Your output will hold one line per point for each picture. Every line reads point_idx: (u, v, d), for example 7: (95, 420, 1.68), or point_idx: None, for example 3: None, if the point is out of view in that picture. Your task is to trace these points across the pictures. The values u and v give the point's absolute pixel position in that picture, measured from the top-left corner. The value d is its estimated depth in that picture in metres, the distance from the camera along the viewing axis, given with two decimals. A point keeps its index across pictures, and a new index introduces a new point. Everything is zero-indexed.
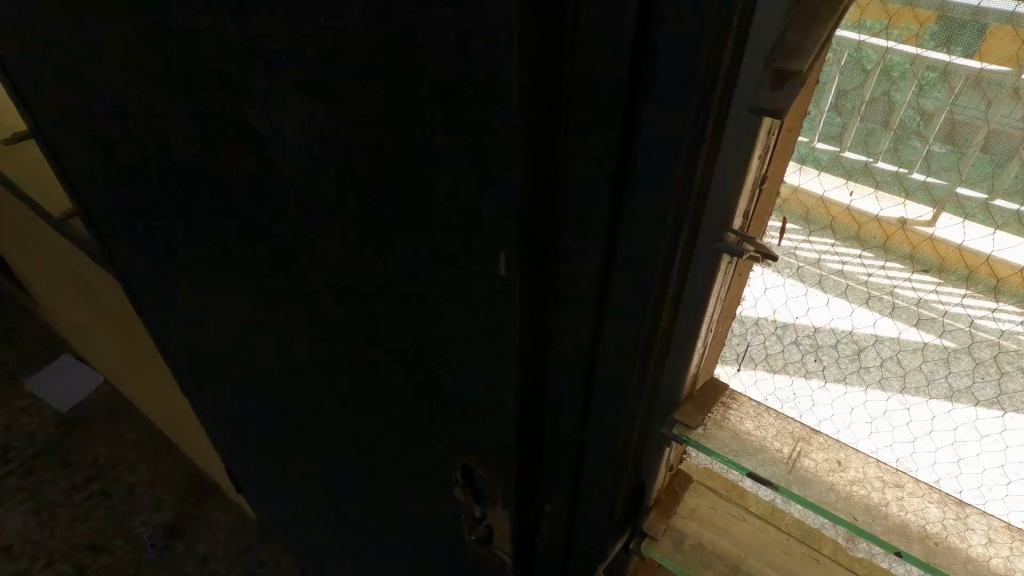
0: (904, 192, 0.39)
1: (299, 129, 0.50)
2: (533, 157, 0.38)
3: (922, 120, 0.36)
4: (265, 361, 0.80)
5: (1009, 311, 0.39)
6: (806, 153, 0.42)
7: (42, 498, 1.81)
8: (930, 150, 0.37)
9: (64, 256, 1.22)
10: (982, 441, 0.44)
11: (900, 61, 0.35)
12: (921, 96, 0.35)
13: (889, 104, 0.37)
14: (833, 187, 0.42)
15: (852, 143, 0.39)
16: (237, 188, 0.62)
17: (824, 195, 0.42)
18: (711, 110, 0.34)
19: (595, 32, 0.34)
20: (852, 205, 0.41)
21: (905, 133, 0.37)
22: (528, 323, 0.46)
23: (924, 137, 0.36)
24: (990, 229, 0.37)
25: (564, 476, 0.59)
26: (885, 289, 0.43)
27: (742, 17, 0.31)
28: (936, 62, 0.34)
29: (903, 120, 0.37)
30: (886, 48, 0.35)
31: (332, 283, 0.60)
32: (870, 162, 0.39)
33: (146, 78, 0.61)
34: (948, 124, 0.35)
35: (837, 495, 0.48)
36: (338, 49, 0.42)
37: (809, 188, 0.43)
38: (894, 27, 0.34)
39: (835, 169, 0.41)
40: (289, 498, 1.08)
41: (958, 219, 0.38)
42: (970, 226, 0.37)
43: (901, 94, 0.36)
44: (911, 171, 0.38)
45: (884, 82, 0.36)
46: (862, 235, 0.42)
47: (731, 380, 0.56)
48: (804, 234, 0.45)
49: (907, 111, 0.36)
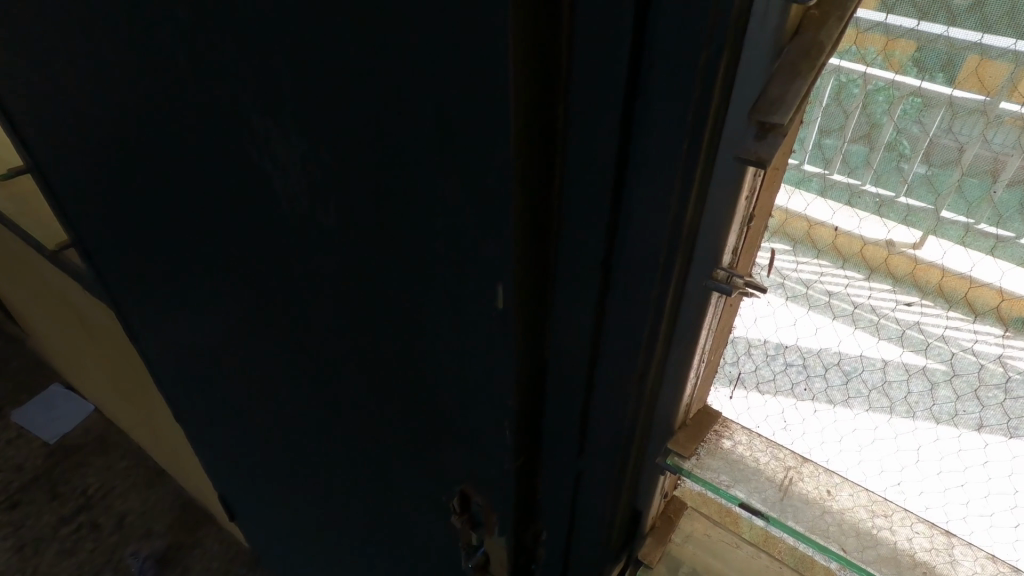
0: (891, 216, 0.40)
1: (299, 163, 0.51)
2: (530, 194, 0.40)
3: (908, 143, 0.37)
4: (261, 391, 0.80)
5: (990, 329, 0.40)
6: (797, 176, 0.42)
7: (26, 534, 1.76)
8: (917, 173, 0.38)
9: (57, 287, 1.21)
10: (966, 471, 0.46)
11: (882, 86, 0.36)
12: (904, 120, 0.36)
13: (872, 132, 0.38)
14: (822, 212, 0.43)
15: (840, 165, 0.40)
16: (236, 220, 0.63)
17: (824, 222, 0.43)
18: (700, 153, 0.36)
19: (589, 80, 0.36)
20: (846, 231, 0.42)
21: (892, 155, 0.38)
22: (526, 352, 0.47)
23: (910, 159, 0.37)
24: (977, 255, 0.38)
25: (561, 504, 0.59)
26: (878, 315, 0.44)
27: (726, 68, 0.33)
28: (917, 89, 0.35)
29: (890, 142, 0.38)
30: (867, 73, 0.36)
31: (330, 313, 0.61)
32: (860, 185, 0.40)
33: (146, 112, 0.62)
34: (933, 148, 0.36)
35: (828, 524, 0.49)
36: (337, 87, 0.43)
37: (797, 210, 0.44)
38: (879, 54, 0.35)
39: (828, 194, 0.42)
40: (285, 528, 1.07)
41: (948, 242, 0.39)
42: (953, 249, 0.39)
43: (885, 117, 0.37)
44: (897, 195, 0.39)
45: (868, 106, 0.37)
46: (853, 261, 0.43)
47: (723, 407, 0.57)
48: (791, 251, 0.46)
49: (892, 135, 0.37)
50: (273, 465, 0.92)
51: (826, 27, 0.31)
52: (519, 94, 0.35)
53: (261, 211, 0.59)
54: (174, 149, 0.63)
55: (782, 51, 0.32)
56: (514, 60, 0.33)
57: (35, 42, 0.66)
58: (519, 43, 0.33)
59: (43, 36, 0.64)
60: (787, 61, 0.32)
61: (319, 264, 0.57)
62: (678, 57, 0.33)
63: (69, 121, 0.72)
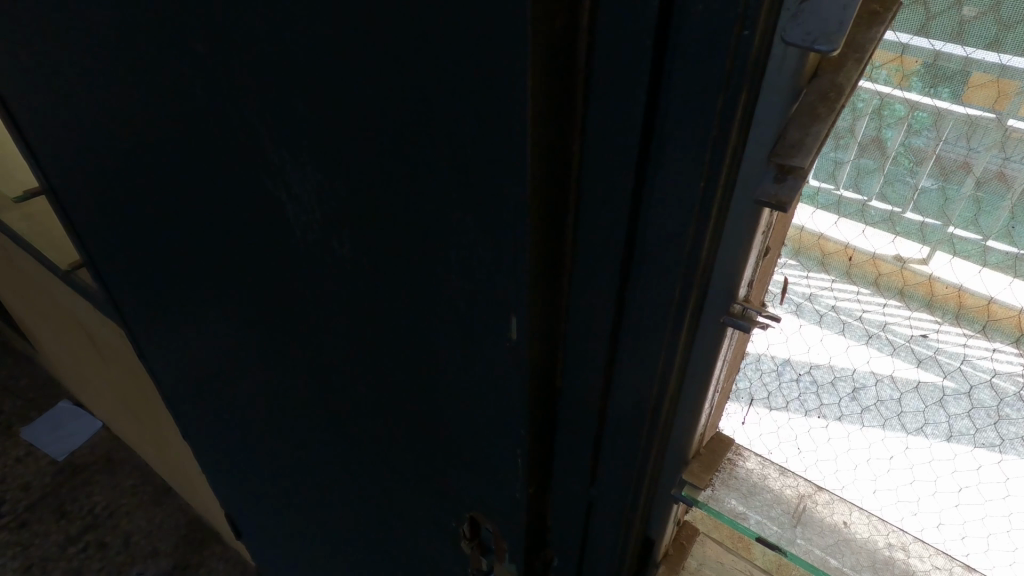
0: (922, 239, 0.39)
1: (315, 194, 0.51)
2: (545, 229, 0.40)
3: (914, 159, 0.36)
4: (271, 413, 0.80)
5: (1011, 354, 0.40)
6: (811, 193, 0.42)
7: (33, 553, 1.75)
8: (922, 187, 0.37)
9: (70, 307, 1.22)
10: (986, 505, 0.46)
11: (893, 104, 0.36)
12: (910, 136, 0.36)
13: (890, 151, 0.37)
14: (849, 232, 0.41)
15: (845, 181, 0.40)
16: (250, 246, 0.63)
17: (849, 243, 0.42)
18: (715, 195, 0.36)
19: (604, 116, 0.36)
20: (877, 253, 0.41)
21: (898, 172, 0.37)
22: (539, 382, 0.47)
23: (917, 176, 0.37)
24: (1008, 277, 0.37)
25: (573, 533, 0.58)
26: (901, 344, 0.44)
27: (744, 105, 0.32)
28: (927, 107, 0.35)
29: (897, 157, 0.37)
30: (880, 93, 0.36)
31: (342, 339, 0.61)
32: (866, 202, 0.39)
33: (164, 141, 0.63)
34: (958, 163, 0.35)
35: (844, 555, 0.49)
36: (353, 122, 0.43)
37: (813, 228, 0.43)
38: (886, 69, 0.35)
39: (848, 212, 0.41)
40: (293, 551, 1.06)
41: (975, 266, 0.38)
42: (988, 273, 0.38)
43: (892, 134, 0.36)
44: (904, 211, 0.38)
45: (875, 121, 0.37)
46: (881, 283, 0.42)
47: (735, 432, 0.56)
48: (804, 272, 0.46)
49: (898, 151, 0.37)
50: (283, 489, 0.92)
51: (845, 70, 0.30)
52: (536, 135, 0.35)
53: (275, 238, 0.59)
54: (191, 178, 0.64)
55: (799, 94, 0.31)
56: (531, 102, 0.34)
57: (56, 73, 0.67)
58: (536, 86, 0.33)
59: (63, 64, 0.65)
60: (804, 105, 0.31)
61: (332, 293, 0.58)
62: (695, 93, 0.33)
63: (88, 149, 0.73)
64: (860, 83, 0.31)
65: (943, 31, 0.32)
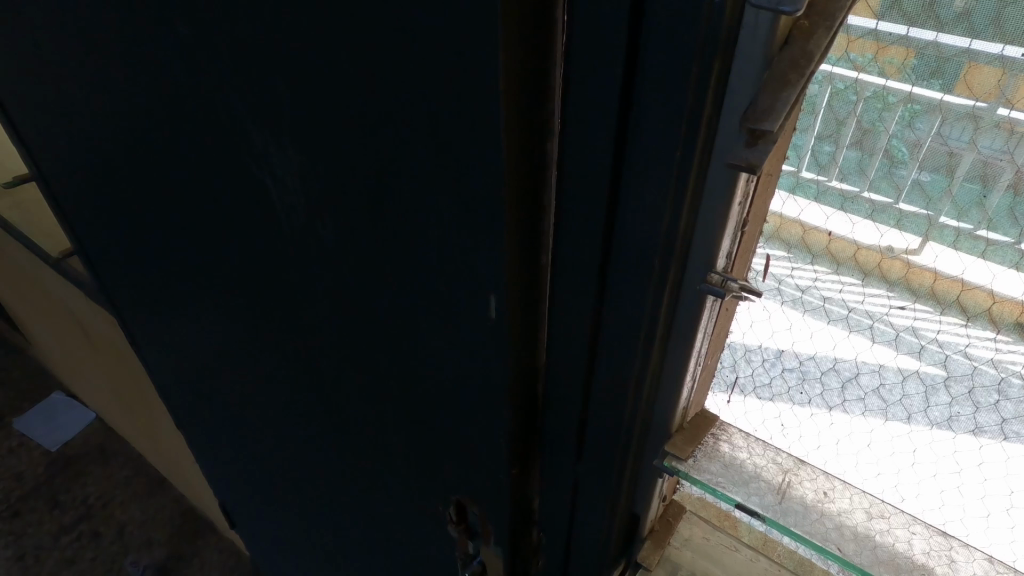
0: (897, 222, 0.39)
1: (296, 171, 0.51)
2: (523, 201, 0.40)
3: (907, 149, 0.37)
4: (259, 398, 0.80)
5: (984, 332, 0.40)
6: (794, 182, 0.43)
7: (25, 543, 1.75)
8: (918, 178, 0.37)
9: (61, 295, 1.21)
10: (961, 472, 0.46)
11: (884, 94, 0.36)
12: (907, 127, 0.36)
13: (880, 145, 0.38)
14: (817, 217, 0.43)
15: (841, 172, 0.40)
16: (233, 227, 0.63)
17: (828, 225, 0.42)
18: (693, 165, 0.36)
19: (583, 92, 0.36)
20: (855, 235, 0.42)
21: (892, 162, 0.38)
22: (522, 357, 0.48)
23: (911, 165, 0.37)
24: (976, 257, 0.38)
25: (559, 510, 0.59)
26: (879, 316, 0.44)
27: (717, 79, 0.33)
28: (898, 91, 0.35)
29: (891, 149, 0.37)
30: (856, 78, 0.36)
31: (327, 320, 0.61)
32: (859, 192, 0.40)
33: (146, 122, 0.62)
34: (942, 153, 0.36)
35: (827, 526, 0.49)
36: (331, 95, 0.43)
37: (791, 213, 0.44)
38: (877, 60, 0.35)
39: (829, 198, 0.41)
40: (282, 536, 1.06)
41: (944, 247, 0.39)
42: (964, 256, 0.38)
43: (885, 123, 0.37)
44: (897, 202, 0.39)
45: (871, 110, 0.37)
46: (861, 258, 0.42)
47: (721, 410, 0.57)
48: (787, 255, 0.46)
49: (894, 141, 0.37)
50: (272, 474, 0.92)
51: (815, 39, 0.30)
52: (509, 103, 0.35)
53: (258, 219, 0.59)
54: (174, 160, 0.63)
55: (772, 62, 0.31)
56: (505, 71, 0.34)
57: (39, 55, 0.67)
58: (510, 57, 0.34)
59: (46, 46, 0.65)
60: (776, 72, 0.31)
61: (317, 272, 0.57)
62: (670, 65, 0.33)
63: (72, 132, 0.73)
64: (831, 51, 0.31)
65: (917, 5, 0.33)
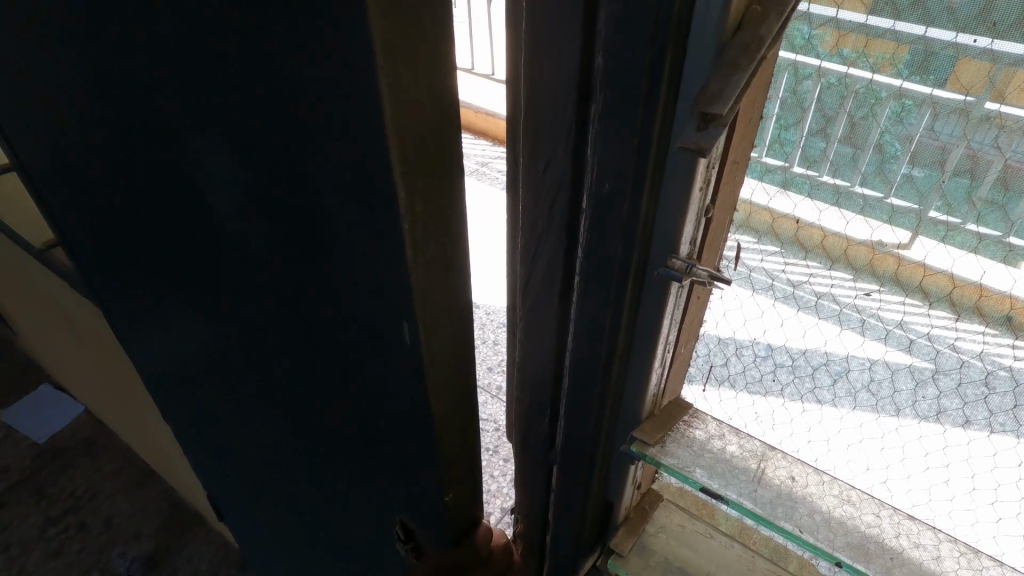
0: (861, 210, 0.39)
1: (220, 171, 0.48)
2: (431, 211, 0.41)
3: (899, 144, 0.36)
4: (226, 396, 0.79)
5: (943, 313, 0.41)
6: (760, 169, 0.43)
7: (10, 534, 1.66)
8: (909, 173, 0.37)
9: (48, 288, 1.22)
10: (927, 457, 0.47)
11: (875, 89, 0.35)
12: (898, 120, 0.35)
13: (872, 139, 0.37)
14: (788, 205, 0.43)
15: (831, 165, 0.39)
16: (175, 227, 0.61)
17: (794, 212, 0.43)
18: (650, 151, 0.36)
19: (549, 84, 0.39)
20: (821, 221, 0.42)
21: (885, 157, 0.37)
22: (444, 355, 0.49)
23: (902, 159, 0.36)
24: (938, 241, 0.38)
25: (540, 488, 0.61)
26: (850, 305, 0.45)
27: (670, 69, 0.34)
28: (861, 79, 0.35)
29: (882, 144, 0.37)
30: (819, 67, 0.37)
31: (273, 316, 0.58)
32: (850, 186, 0.39)
33: (83, 100, 0.58)
34: (923, 145, 0.35)
35: (795, 509, 0.48)
36: (241, 83, 0.40)
37: (760, 200, 0.44)
38: (871, 55, 0.35)
39: (797, 187, 0.42)
40: (267, 527, 1.05)
41: (935, 241, 0.38)
42: (953, 250, 0.37)
43: (864, 113, 0.36)
44: (887, 196, 0.38)
45: (863, 104, 0.36)
46: (827, 246, 0.43)
47: (698, 398, 0.58)
48: (756, 242, 0.46)
49: (885, 135, 0.36)
50: (253, 466, 0.90)
51: (766, 24, 0.31)
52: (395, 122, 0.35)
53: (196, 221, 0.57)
54: (111, 158, 0.61)
55: (724, 47, 0.32)
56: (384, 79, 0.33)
57: None
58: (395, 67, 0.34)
59: None
60: (727, 56, 0.31)
61: (271, 261, 0.54)
62: (624, 55, 0.34)
63: (30, 125, 0.71)
64: (782, 38, 0.31)
65: None
